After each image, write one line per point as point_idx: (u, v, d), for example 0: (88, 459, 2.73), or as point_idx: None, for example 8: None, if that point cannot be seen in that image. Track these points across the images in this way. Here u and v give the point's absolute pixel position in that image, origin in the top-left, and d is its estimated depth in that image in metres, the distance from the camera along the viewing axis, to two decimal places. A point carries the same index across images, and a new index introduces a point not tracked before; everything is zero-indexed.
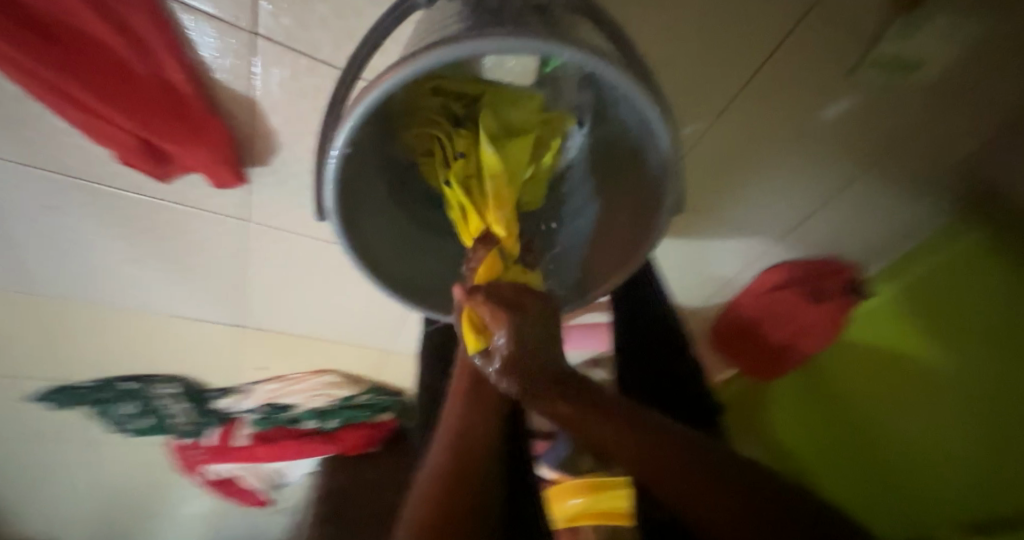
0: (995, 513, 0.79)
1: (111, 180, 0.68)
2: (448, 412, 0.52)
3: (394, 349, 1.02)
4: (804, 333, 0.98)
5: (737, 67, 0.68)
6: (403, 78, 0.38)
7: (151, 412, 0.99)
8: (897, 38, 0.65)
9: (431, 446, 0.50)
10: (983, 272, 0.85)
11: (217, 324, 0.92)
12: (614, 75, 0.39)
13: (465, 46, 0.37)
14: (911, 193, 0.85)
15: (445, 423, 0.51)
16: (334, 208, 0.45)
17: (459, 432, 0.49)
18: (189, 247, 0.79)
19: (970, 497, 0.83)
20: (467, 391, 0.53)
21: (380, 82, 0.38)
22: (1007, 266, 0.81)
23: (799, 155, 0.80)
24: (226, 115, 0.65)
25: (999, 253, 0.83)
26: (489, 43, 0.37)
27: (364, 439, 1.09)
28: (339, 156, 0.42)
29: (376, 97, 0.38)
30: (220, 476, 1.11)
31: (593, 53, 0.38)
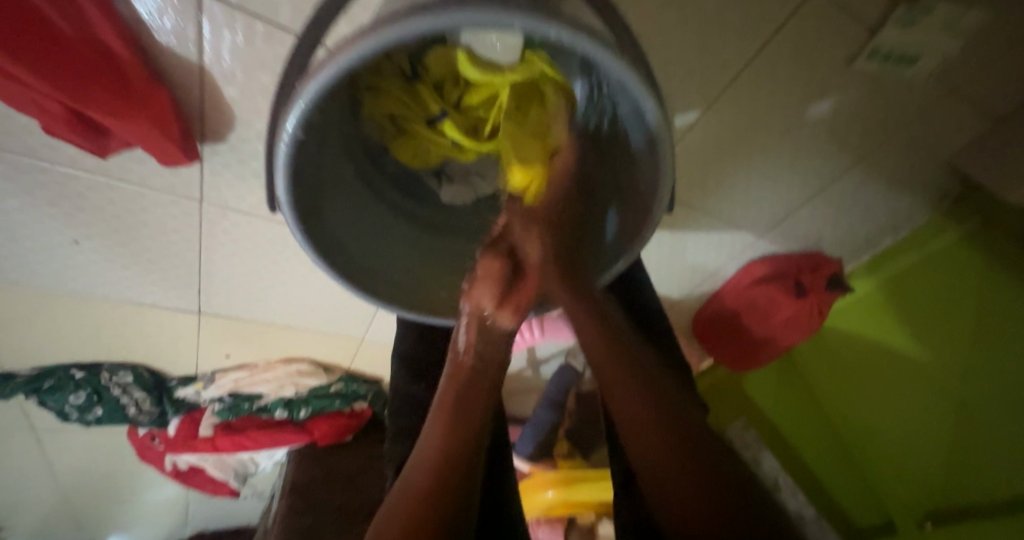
0: (982, 505, 0.78)
1: (41, 152, 0.60)
2: (429, 428, 0.48)
3: (366, 337, 0.98)
4: (792, 326, 0.97)
5: (732, 50, 0.64)
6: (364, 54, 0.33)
7: (103, 402, 0.91)
8: (898, 26, 0.61)
9: (409, 462, 0.47)
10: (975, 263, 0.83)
11: (173, 310, 0.86)
12: (606, 59, 0.35)
13: (435, 18, 0.32)
14: (900, 188, 0.83)
15: (428, 439, 0.47)
16: (287, 200, 0.40)
17: (439, 447, 0.46)
18: (137, 228, 0.72)
19: (957, 488, 0.81)
20: (452, 399, 0.49)
21: (337, 56, 0.33)
22: (1000, 257, 0.79)
23: (790, 147, 0.77)
24: (173, 85, 0.58)
25: (989, 247, 0.81)
26: (463, 14, 0.32)
27: (337, 430, 1.03)
28: (292, 140, 0.37)
29: (332, 74, 0.33)
30: (182, 468, 1.05)
31: (583, 34, 0.34)
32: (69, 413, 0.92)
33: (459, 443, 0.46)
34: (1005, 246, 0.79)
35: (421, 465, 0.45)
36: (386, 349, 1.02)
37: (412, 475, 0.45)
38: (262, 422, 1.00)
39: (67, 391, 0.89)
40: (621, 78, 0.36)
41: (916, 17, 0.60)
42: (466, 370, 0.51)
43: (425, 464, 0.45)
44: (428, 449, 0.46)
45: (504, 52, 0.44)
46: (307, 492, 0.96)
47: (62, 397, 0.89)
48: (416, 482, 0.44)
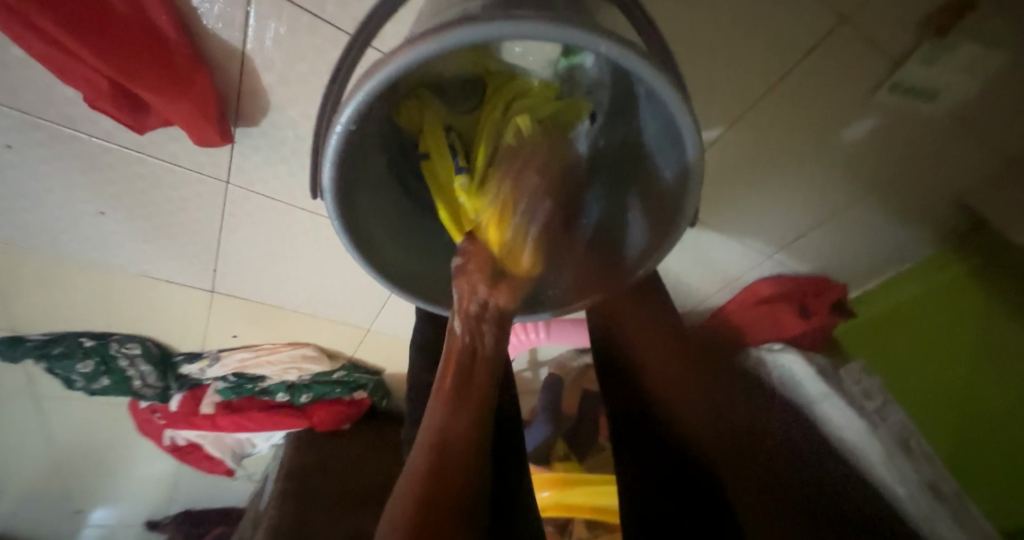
0: None
1: (78, 123, 0.62)
2: (431, 409, 0.45)
3: (373, 328, 1.00)
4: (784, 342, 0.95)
5: (761, 72, 0.66)
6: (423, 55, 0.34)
7: (109, 373, 0.92)
8: (920, 63, 0.63)
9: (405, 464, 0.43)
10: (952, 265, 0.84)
11: (189, 287, 0.87)
12: (651, 77, 0.36)
13: (491, 29, 0.33)
14: (908, 220, 0.85)
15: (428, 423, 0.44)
16: (330, 188, 0.41)
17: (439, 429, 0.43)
18: (161, 203, 0.73)
19: None
20: (453, 380, 0.46)
21: (397, 57, 0.34)
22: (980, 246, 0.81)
23: (805, 172, 0.79)
24: (215, 67, 0.60)
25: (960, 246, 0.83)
26: (518, 27, 0.33)
27: (335, 418, 1.05)
28: (344, 132, 0.38)
29: (389, 74, 0.35)
30: (181, 444, 1.06)
31: (631, 51, 0.35)
32: (74, 379, 0.93)
33: (463, 422, 0.44)
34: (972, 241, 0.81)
35: (432, 435, 0.43)
36: (392, 341, 1.03)
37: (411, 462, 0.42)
38: (265, 404, 1.02)
39: (74, 359, 0.90)
40: (666, 99, 0.37)
41: (938, 55, 0.62)
42: (463, 348, 0.48)
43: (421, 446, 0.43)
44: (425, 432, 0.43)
45: (546, 64, 0.48)
46: (307, 475, 0.97)
47: (70, 364, 0.90)
48: (417, 462, 0.42)
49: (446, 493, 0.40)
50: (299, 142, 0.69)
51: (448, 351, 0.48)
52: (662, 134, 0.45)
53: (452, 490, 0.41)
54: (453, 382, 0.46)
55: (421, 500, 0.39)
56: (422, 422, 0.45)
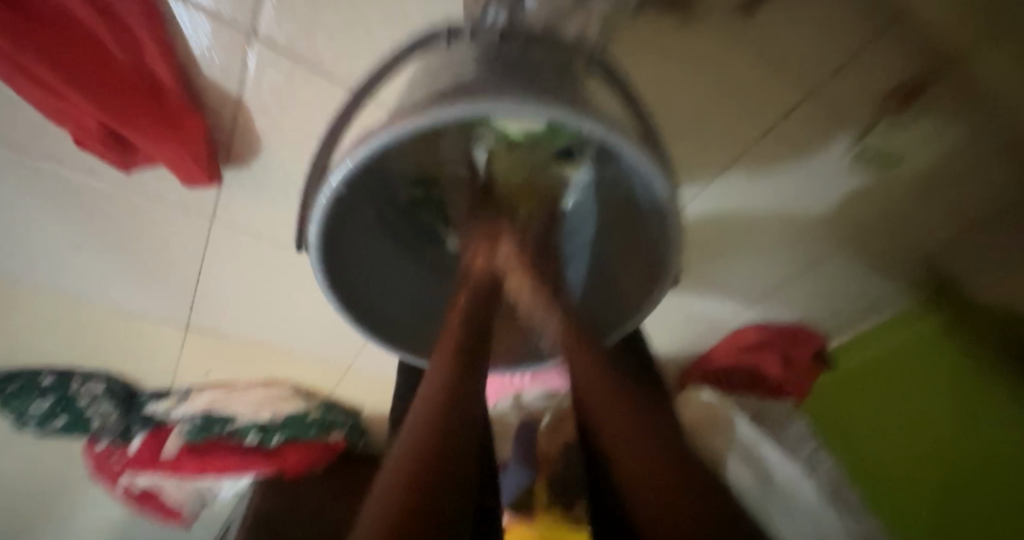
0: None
1: (65, 160, 0.62)
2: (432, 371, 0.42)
3: (352, 366, 0.99)
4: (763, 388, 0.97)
5: (738, 136, 0.69)
6: (425, 126, 0.35)
7: (67, 413, 0.87)
8: (881, 133, 0.68)
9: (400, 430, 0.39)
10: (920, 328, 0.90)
11: (163, 323, 0.85)
12: (637, 158, 0.37)
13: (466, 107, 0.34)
14: (874, 276, 0.89)
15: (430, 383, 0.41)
16: (316, 245, 0.41)
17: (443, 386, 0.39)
18: (141, 239, 0.72)
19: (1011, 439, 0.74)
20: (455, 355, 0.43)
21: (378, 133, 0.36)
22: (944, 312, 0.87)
23: (777, 228, 0.82)
24: (209, 111, 0.61)
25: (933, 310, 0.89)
26: (494, 105, 0.34)
27: (309, 460, 1.00)
28: (333, 193, 0.38)
29: (372, 149, 0.36)
30: (137, 489, 1.01)
31: (626, 136, 0.36)
32: (26, 421, 0.87)
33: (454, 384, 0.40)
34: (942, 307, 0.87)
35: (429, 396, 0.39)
36: (372, 379, 1.02)
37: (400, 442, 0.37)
38: (233, 446, 0.95)
39: (30, 397, 0.85)
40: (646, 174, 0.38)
41: (899, 126, 0.67)
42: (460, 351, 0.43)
43: (414, 429, 0.37)
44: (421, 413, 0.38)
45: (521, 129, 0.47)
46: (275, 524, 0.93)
47: (23, 403, 0.85)
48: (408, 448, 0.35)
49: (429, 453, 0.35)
50: (289, 183, 0.69)
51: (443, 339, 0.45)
52: (644, 197, 0.44)
53: (437, 451, 0.35)
54: (454, 358, 0.43)
55: (405, 489, 0.32)
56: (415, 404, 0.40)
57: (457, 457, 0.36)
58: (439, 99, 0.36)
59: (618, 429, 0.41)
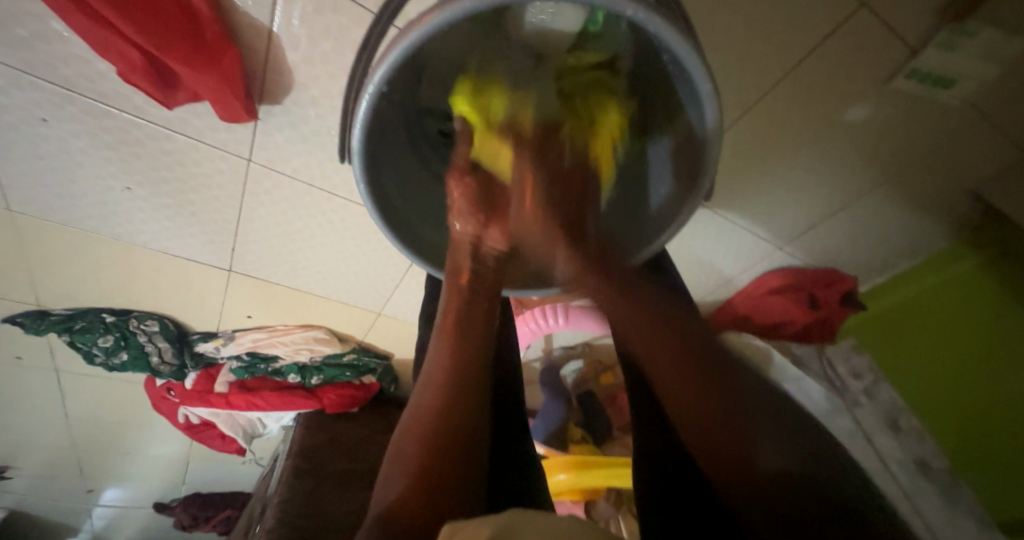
0: None
1: (111, 99, 0.64)
2: (435, 348, 0.49)
3: (383, 312, 1.02)
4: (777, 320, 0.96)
5: (779, 60, 0.65)
6: (471, 11, 0.35)
7: (128, 349, 0.93)
8: (937, 49, 0.63)
9: (421, 378, 0.49)
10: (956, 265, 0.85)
11: (208, 265, 0.89)
12: (675, 43, 0.37)
13: None
14: (921, 215, 0.84)
15: (435, 357, 0.49)
16: (359, 151, 0.42)
17: (444, 368, 0.47)
18: (187, 181, 0.75)
19: None
20: (455, 311, 0.50)
21: (418, 24, 0.36)
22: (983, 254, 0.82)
23: (818, 163, 0.78)
24: (242, 44, 0.61)
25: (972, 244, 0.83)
26: None
27: (344, 401, 1.07)
28: (375, 94, 0.39)
29: (411, 42, 0.36)
30: (194, 422, 1.08)
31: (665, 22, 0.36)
32: (94, 355, 0.94)
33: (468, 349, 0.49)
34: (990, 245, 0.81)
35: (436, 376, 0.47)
36: (404, 324, 1.05)
37: (421, 393, 0.47)
38: (276, 384, 1.05)
39: (96, 334, 0.92)
40: (691, 69, 0.39)
41: (958, 41, 0.62)
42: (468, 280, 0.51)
43: (431, 381, 0.47)
44: (434, 367, 0.48)
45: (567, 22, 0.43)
46: (317, 456, 0.98)
47: (92, 339, 0.92)
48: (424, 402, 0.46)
49: (438, 416, 0.45)
50: (320, 121, 0.70)
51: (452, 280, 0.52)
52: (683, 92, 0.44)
53: (443, 420, 0.45)
54: (453, 314, 0.50)
55: (429, 452, 0.43)
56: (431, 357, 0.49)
57: (464, 430, 0.45)
58: None
59: (665, 376, 0.44)
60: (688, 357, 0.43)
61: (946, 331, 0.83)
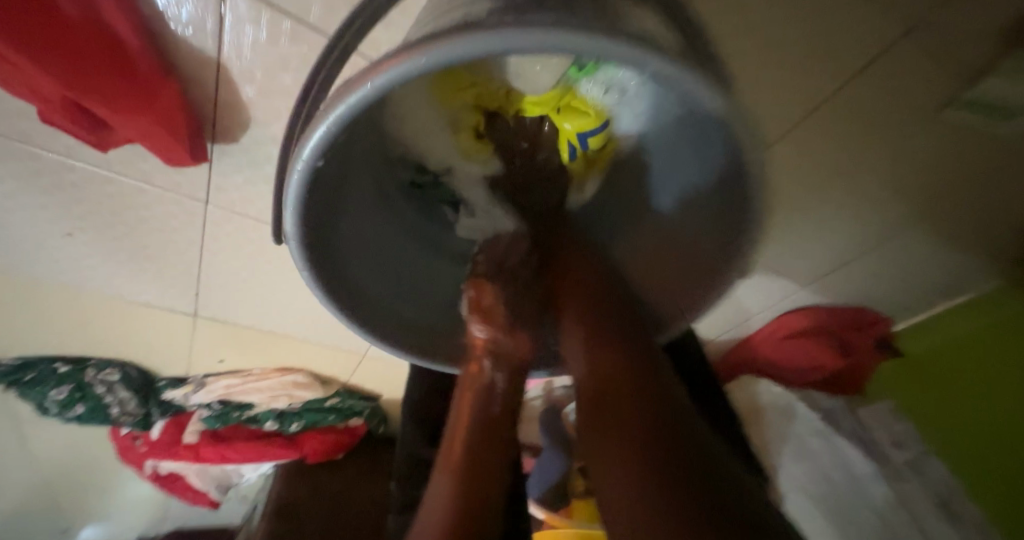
0: None
1: (37, 140, 0.55)
2: (435, 481, 0.41)
3: (367, 355, 0.92)
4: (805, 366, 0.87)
5: (811, 88, 0.56)
6: (429, 70, 0.24)
7: (84, 401, 0.86)
8: (1005, 77, 0.51)
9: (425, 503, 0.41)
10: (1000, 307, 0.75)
11: (169, 312, 0.80)
12: (726, 112, 0.26)
13: (479, 42, 0.23)
14: (965, 254, 0.75)
15: (435, 493, 0.40)
16: (296, 236, 0.32)
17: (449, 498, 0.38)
18: (136, 225, 0.66)
19: None
20: (468, 432, 0.43)
21: (353, 88, 0.25)
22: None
23: (851, 197, 0.69)
24: (184, 76, 0.52)
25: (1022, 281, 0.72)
26: (523, 38, 0.23)
27: (328, 447, 0.98)
28: (310, 169, 0.29)
29: (346, 109, 0.26)
30: (163, 472, 0.99)
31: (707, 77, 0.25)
32: (49, 408, 0.87)
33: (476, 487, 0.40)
34: None
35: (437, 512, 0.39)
36: (391, 365, 0.96)
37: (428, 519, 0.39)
38: (253, 433, 0.95)
39: (48, 385, 0.84)
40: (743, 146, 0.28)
41: None
42: (482, 385, 0.44)
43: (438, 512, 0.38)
44: (435, 502, 0.39)
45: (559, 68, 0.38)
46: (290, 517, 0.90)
47: (43, 391, 0.84)
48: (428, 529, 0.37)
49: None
50: None
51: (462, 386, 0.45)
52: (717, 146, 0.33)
53: None
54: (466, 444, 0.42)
55: None
56: (433, 490, 0.40)
57: None
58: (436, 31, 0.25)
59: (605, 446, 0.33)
60: (639, 426, 0.32)
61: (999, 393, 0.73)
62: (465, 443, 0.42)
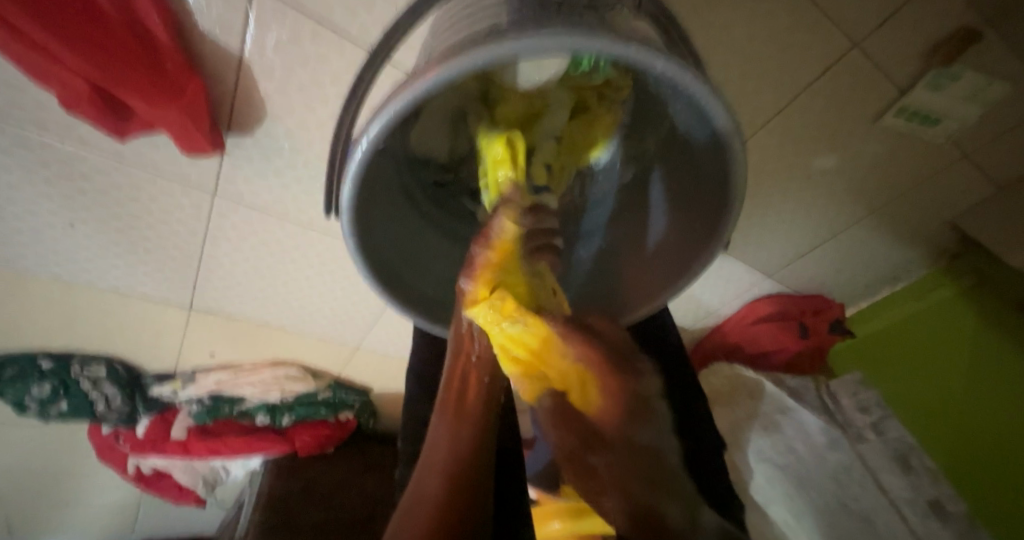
0: None
1: (51, 129, 0.56)
2: (430, 430, 0.36)
3: (361, 346, 0.96)
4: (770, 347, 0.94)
5: (774, 95, 0.64)
6: (483, 64, 0.30)
7: (69, 396, 0.84)
8: (926, 90, 0.62)
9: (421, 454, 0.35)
10: (934, 292, 0.89)
11: (165, 304, 0.81)
12: (710, 105, 0.33)
13: (521, 44, 0.30)
14: (902, 245, 0.85)
15: (433, 441, 0.35)
16: (349, 207, 0.38)
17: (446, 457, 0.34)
18: (139, 216, 0.67)
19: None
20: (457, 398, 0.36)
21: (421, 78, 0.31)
22: (963, 282, 0.85)
23: (807, 193, 0.77)
24: (206, 72, 0.55)
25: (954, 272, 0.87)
26: (555, 41, 0.30)
27: (319, 440, 1.00)
28: (371, 148, 0.34)
29: (412, 96, 0.32)
30: (146, 472, 1.01)
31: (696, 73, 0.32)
32: (27, 405, 0.84)
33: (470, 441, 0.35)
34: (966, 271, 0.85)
35: (428, 482, 0.33)
36: (382, 357, 0.99)
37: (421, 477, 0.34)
38: (242, 427, 0.97)
39: (29, 382, 0.82)
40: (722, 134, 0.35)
41: (945, 81, 0.61)
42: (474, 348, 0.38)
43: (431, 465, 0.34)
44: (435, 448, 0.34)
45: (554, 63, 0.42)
46: (284, 509, 0.92)
47: (24, 388, 0.82)
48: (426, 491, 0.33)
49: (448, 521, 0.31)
50: (295, 153, 0.64)
51: (455, 346, 0.38)
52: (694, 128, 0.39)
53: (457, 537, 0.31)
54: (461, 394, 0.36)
55: None
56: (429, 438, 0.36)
57: None
58: (483, 36, 0.31)
59: None
60: None
61: (937, 362, 0.87)
62: (454, 400, 0.36)
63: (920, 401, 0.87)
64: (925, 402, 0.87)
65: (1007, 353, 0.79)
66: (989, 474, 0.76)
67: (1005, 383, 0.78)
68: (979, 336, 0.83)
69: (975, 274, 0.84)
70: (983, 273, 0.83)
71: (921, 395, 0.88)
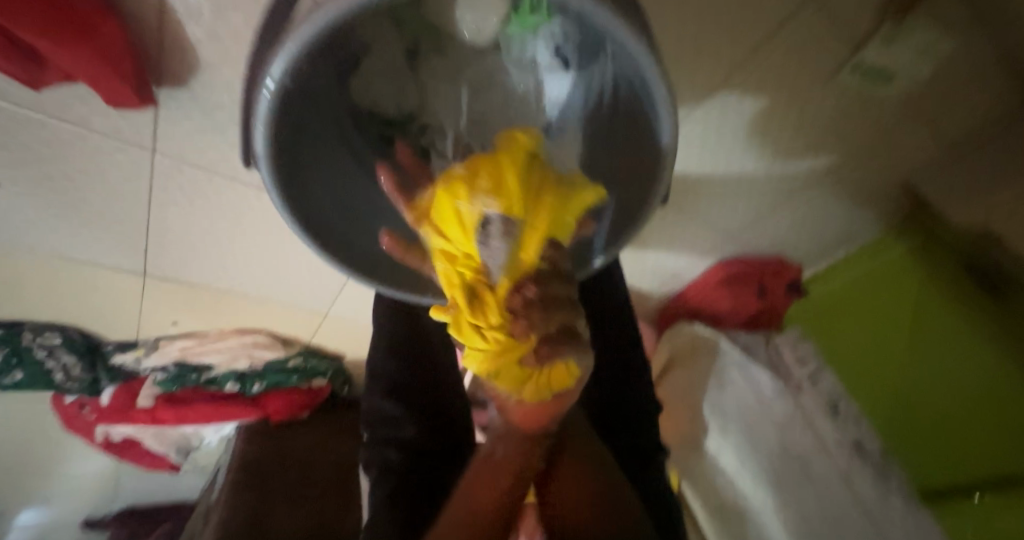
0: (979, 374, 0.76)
1: None
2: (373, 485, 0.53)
3: (329, 313, 0.95)
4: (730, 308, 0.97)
5: (728, 46, 0.62)
6: None
7: (23, 366, 0.83)
8: (879, 44, 0.60)
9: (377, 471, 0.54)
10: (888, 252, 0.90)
11: (117, 270, 0.79)
12: (628, 40, 0.33)
13: None
14: (865, 203, 0.85)
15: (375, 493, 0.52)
16: (264, 155, 0.36)
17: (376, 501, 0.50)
18: (77, 176, 0.65)
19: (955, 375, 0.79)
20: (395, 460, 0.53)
21: (323, 10, 0.29)
22: (910, 244, 0.86)
23: (769, 152, 0.76)
24: (126, 16, 0.52)
25: (903, 232, 0.88)
26: None
27: (293, 406, 1.00)
28: (277, 90, 0.33)
29: (316, 30, 0.30)
30: (115, 440, 1.01)
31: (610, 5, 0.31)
32: None
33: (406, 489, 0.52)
34: (912, 233, 0.86)
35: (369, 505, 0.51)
36: (349, 325, 0.98)
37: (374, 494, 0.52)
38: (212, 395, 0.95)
39: None
40: (646, 74, 0.35)
41: (899, 35, 0.59)
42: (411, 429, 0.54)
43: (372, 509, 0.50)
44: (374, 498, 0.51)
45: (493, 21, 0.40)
46: (253, 469, 0.93)
47: None
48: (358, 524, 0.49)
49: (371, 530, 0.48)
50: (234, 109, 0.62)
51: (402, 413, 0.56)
52: (623, 69, 0.39)
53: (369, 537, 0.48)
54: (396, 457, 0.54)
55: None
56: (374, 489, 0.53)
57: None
58: None
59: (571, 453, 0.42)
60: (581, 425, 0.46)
61: (886, 325, 0.90)
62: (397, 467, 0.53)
63: (866, 361, 0.93)
64: (874, 366, 0.92)
65: (945, 320, 0.81)
66: (920, 431, 0.84)
67: (942, 350, 0.81)
68: (919, 300, 0.85)
69: (923, 238, 0.84)
70: (927, 239, 0.83)
71: (869, 354, 0.93)
